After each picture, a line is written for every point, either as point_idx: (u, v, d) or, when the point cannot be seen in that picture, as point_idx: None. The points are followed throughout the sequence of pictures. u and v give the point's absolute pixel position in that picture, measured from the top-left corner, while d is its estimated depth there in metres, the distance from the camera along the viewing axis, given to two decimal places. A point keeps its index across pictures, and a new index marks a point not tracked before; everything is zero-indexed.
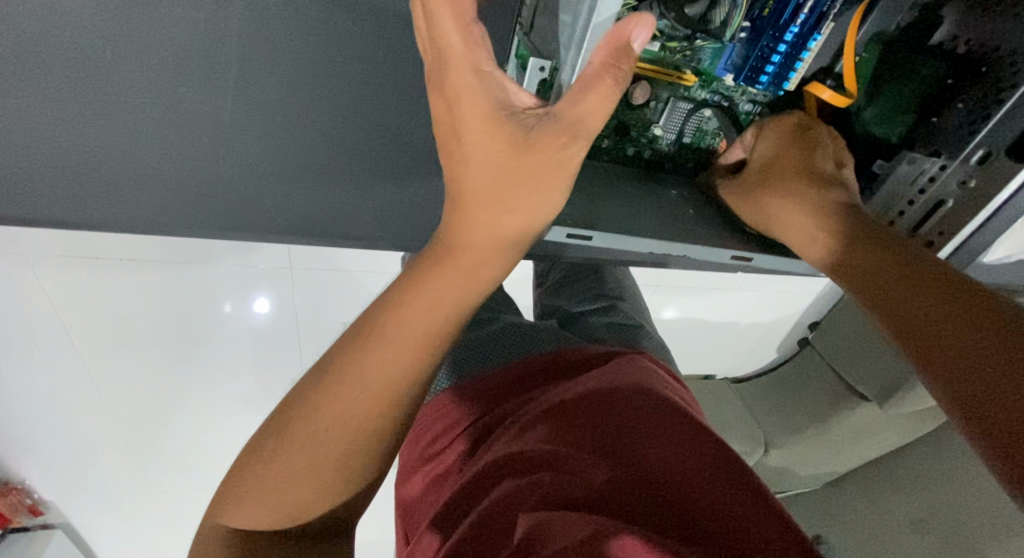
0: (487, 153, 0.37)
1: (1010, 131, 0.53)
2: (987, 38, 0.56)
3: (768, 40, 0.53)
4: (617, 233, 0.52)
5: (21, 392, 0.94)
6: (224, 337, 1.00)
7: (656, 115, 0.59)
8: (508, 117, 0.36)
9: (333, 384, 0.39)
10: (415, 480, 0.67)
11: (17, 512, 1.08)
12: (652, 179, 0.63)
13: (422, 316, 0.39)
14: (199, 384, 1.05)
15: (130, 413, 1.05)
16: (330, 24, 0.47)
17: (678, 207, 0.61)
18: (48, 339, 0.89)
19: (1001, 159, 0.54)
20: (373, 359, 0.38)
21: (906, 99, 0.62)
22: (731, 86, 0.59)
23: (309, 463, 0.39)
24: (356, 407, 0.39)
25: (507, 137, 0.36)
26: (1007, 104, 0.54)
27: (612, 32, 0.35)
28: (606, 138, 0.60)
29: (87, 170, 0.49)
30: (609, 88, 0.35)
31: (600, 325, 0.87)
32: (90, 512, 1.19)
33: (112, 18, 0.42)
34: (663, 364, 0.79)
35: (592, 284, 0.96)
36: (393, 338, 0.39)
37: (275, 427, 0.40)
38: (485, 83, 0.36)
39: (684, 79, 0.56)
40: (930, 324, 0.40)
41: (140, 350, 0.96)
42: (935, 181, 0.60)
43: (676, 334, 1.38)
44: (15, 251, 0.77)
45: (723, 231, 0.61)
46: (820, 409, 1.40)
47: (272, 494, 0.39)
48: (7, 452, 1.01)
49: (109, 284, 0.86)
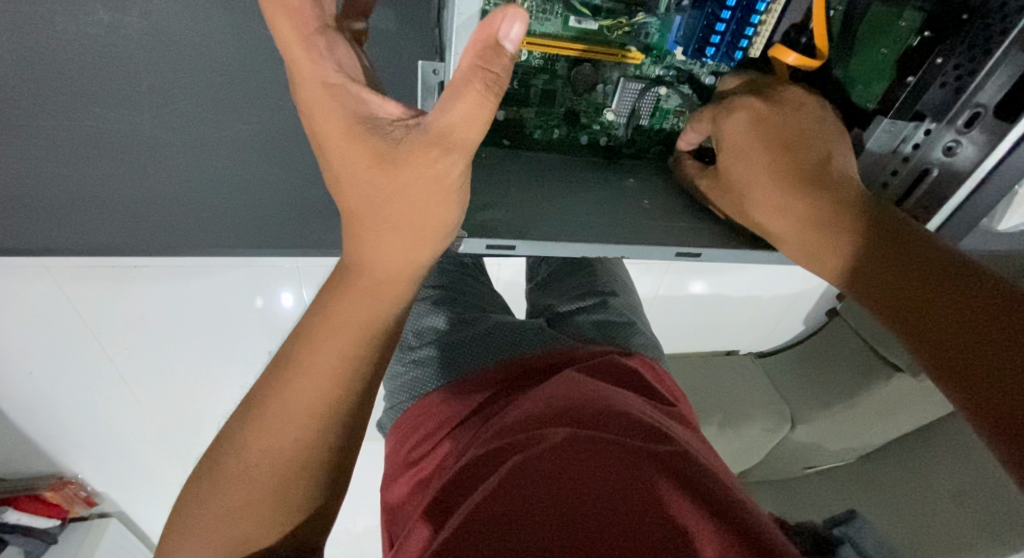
0: (356, 166, 0.36)
1: (999, 86, 0.47)
2: None
3: (712, 5, 0.48)
4: (544, 238, 0.46)
5: (54, 399, 0.96)
6: (251, 331, 0.97)
7: (607, 98, 0.55)
8: (371, 131, 0.36)
9: (261, 415, 0.38)
10: (397, 485, 0.64)
11: (74, 503, 1.15)
12: (614, 165, 0.59)
13: (336, 337, 0.38)
14: (225, 383, 1.04)
15: (163, 414, 1.06)
16: None
17: (635, 196, 0.56)
18: (81, 346, 0.90)
19: (990, 119, 0.48)
20: (293, 389, 0.38)
21: (881, 57, 0.55)
22: (686, 61, 0.54)
23: (244, 500, 0.37)
24: (282, 440, 0.37)
25: (371, 148, 0.35)
26: (994, 57, 0.47)
27: (476, 32, 0.31)
28: (556, 127, 0.57)
29: (103, 165, 0.61)
30: (481, 93, 0.32)
31: (590, 323, 0.83)
32: (138, 504, 1.25)
33: None
34: (654, 365, 0.75)
35: (584, 278, 0.92)
36: (308, 363, 0.38)
37: (211, 465, 0.39)
38: (338, 96, 0.36)
39: (631, 57, 0.51)
40: (942, 317, 0.36)
41: (169, 351, 0.95)
42: (919, 148, 0.54)
43: (691, 313, 1.33)
44: (41, 267, 0.78)
45: (693, 217, 0.56)
46: (849, 383, 1.34)
47: (208, 537, 0.37)
48: (60, 449, 1.06)
49: (135, 293, 0.86)
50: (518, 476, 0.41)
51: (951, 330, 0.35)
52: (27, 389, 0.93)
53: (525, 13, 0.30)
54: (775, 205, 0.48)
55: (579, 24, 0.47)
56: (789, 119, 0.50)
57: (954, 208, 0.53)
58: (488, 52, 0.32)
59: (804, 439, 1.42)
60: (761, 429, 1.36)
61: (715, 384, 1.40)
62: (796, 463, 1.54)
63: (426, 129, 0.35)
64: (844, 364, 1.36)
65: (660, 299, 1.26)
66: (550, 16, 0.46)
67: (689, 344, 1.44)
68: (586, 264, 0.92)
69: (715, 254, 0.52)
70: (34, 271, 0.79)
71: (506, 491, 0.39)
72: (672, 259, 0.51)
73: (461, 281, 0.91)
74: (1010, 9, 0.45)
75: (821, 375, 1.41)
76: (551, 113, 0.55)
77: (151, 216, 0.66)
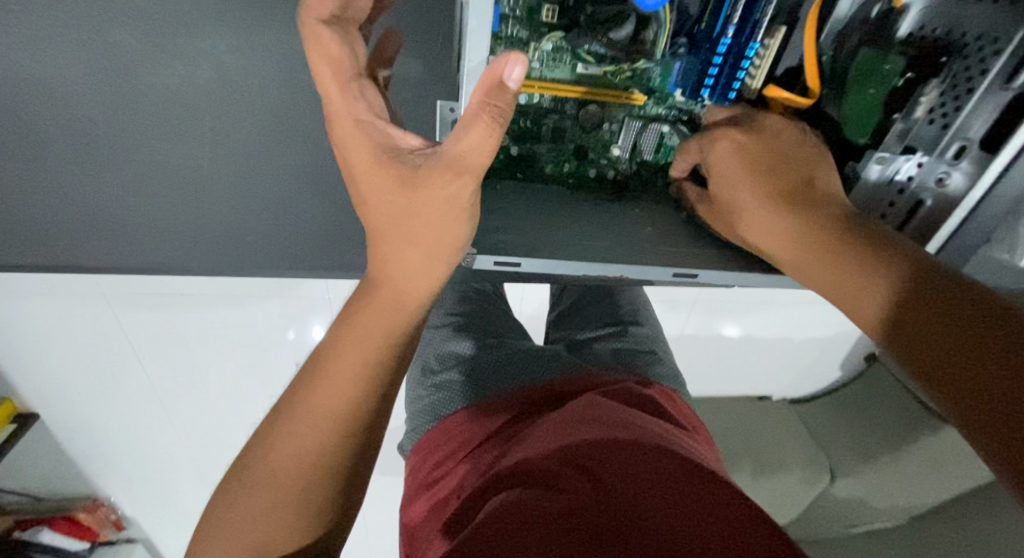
0: (382, 192, 0.42)
1: (983, 121, 0.49)
2: (952, 25, 0.51)
3: (705, 52, 0.53)
4: (550, 259, 0.51)
5: (96, 419, 1.04)
6: (282, 363, 1.01)
7: (613, 135, 0.58)
8: (394, 160, 0.41)
9: (287, 423, 0.42)
10: (416, 505, 0.65)
11: (105, 526, 1.21)
12: (620, 195, 0.62)
13: (358, 345, 0.42)
14: (255, 411, 1.09)
15: (193, 439, 1.12)
16: None
17: (639, 224, 0.59)
18: (125, 369, 0.97)
19: (976, 151, 0.50)
20: (318, 393, 0.42)
21: (869, 96, 0.56)
22: (688, 101, 0.57)
23: (271, 501, 0.40)
24: (308, 441, 0.41)
25: (395, 176, 0.41)
26: (976, 94, 0.49)
27: (487, 71, 0.37)
28: (566, 161, 0.60)
29: (178, 195, 0.72)
30: (490, 125, 0.37)
31: (610, 350, 0.84)
32: (162, 530, 1.30)
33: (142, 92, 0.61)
34: (674, 397, 0.75)
35: (609, 307, 0.94)
36: (331, 368, 0.42)
37: (240, 470, 0.42)
38: (366, 130, 0.42)
39: (633, 98, 0.54)
40: (930, 339, 0.37)
41: (204, 378, 1.01)
42: (912, 179, 0.55)
43: (721, 352, 1.31)
44: (98, 298, 0.85)
45: (696, 243, 0.58)
46: (892, 435, 1.30)
47: (238, 536, 0.40)
48: (98, 470, 1.13)
49: (173, 327, 0.91)
50: (529, 498, 0.43)
51: (944, 342, 0.36)
52: (75, 409, 1.02)
53: (525, 59, 0.35)
54: (772, 228, 0.50)
55: (585, 69, 0.51)
56: (777, 145, 0.52)
57: (948, 234, 0.53)
58: (495, 89, 0.37)
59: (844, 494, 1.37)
60: (797, 479, 1.31)
61: (743, 426, 1.36)
62: (835, 518, 1.46)
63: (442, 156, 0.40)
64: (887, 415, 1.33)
65: (688, 337, 1.26)
66: (560, 63, 0.51)
67: (719, 386, 1.42)
68: (608, 294, 0.94)
69: (711, 275, 0.54)
70: (92, 301, 0.86)
71: (515, 511, 0.41)
72: (671, 279, 0.54)
73: (485, 308, 0.95)
74: (990, 51, 0.48)
75: (863, 427, 1.36)
76: (561, 148, 0.58)
77: (207, 244, 0.76)
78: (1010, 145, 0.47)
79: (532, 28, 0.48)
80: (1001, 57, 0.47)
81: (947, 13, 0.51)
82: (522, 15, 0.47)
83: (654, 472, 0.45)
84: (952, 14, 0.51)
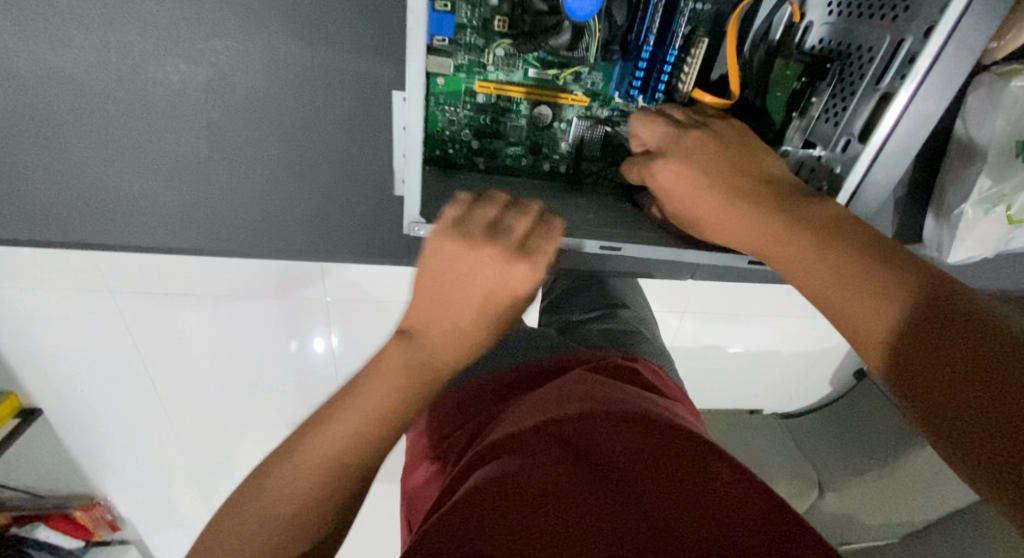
0: (451, 297, 0.52)
1: (860, 117, 0.51)
2: (841, 39, 0.54)
3: (632, 59, 0.59)
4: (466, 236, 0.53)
5: (95, 415, 1.11)
6: (273, 367, 1.06)
7: (564, 133, 0.65)
8: (468, 273, 0.52)
9: (318, 432, 0.47)
10: (417, 472, 0.69)
11: (99, 525, 1.29)
12: (573, 187, 0.68)
13: (392, 386, 0.49)
14: (247, 412, 1.15)
15: (188, 437, 1.19)
16: (279, 77, 0.67)
17: (584, 212, 0.64)
18: (126, 368, 1.04)
19: (857, 143, 0.51)
20: (351, 412, 0.48)
21: (776, 100, 0.57)
22: (627, 103, 0.62)
23: (303, 491, 0.45)
24: (337, 446, 0.46)
25: (468, 282, 0.52)
26: (855, 94, 0.51)
27: (548, 226, 0.55)
28: (524, 156, 0.66)
29: None
30: (534, 261, 0.53)
31: (598, 332, 0.90)
32: (156, 529, 1.37)
33: (128, 99, 0.67)
34: (658, 369, 0.78)
35: (593, 295, 1.00)
36: (368, 399, 0.48)
37: (270, 468, 0.47)
38: (449, 254, 0.53)
39: (576, 98, 0.61)
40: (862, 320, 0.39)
41: (199, 377, 1.08)
42: (812, 171, 0.56)
43: (701, 363, 1.36)
44: (105, 306, 0.93)
45: (637, 227, 0.64)
46: (882, 452, 1.33)
47: (270, 521, 0.44)
48: (98, 466, 1.21)
49: (173, 333, 0.99)
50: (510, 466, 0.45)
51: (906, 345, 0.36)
52: (78, 405, 1.09)
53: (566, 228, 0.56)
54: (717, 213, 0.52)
55: (534, 74, 0.59)
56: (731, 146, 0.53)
57: None
58: (550, 236, 0.55)
59: (832, 506, 1.40)
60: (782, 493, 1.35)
61: (731, 439, 1.40)
62: (829, 530, 1.48)
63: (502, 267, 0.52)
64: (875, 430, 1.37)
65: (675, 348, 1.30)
66: (515, 68, 0.59)
67: (700, 393, 1.46)
68: (598, 282, 1.00)
69: (636, 248, 0.59)
70: (101, 309, 0.93)
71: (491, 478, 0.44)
72: (599, 252, 0.59)
73: None
74: (868, 57, 0.51)
75: (852, 443, 1.40)
76: (518, 144, 0.65)
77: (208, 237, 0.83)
78: (875, 135, 0.48)
79: (487, 36, 0.56)
80: (875, 62, 0.50)
81: (839, 29, 0.54)
82: (477, 25, 0.55)
83: (626, 445, 0.48)
84: (842, 29, 0.54)
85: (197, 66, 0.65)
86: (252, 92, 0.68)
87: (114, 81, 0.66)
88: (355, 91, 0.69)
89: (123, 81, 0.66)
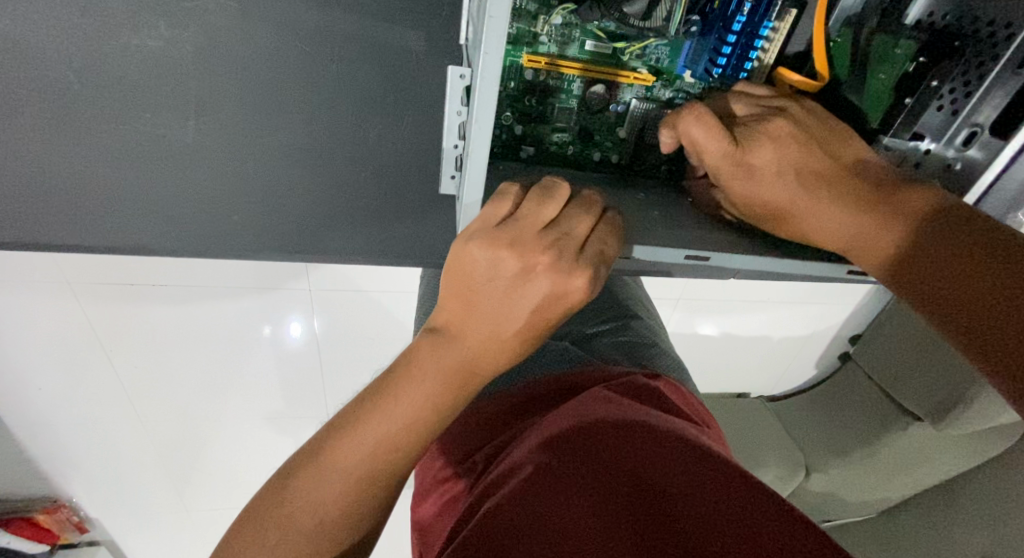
0: (492, 308, 0.41)
1: (989, 108, 0.54)
2: (962, 12, 0.54)
3: (718, 32, 0.52)
4: None
5: (57, 412, 0.99)
6: (256, 355, 0.97)
7: (620, 117, 0.58)
8: (514, 282, 0.40)
9: (346, 435, 0.40)
10: (429, 501, 0.58)
11: (65, 528, 1.18)
12: (624, 181, 0.61)
13: (427, 403, 0.41)
14: (228, 405, 1.05)
15: (162, 434, 1.08)
16: (279, 42, 0.57)
17: (642, 207, 0.57)
18: (91, 360, 0.92)
19: (987, 136, 0.55)
20: (383, 421, 0.40)
21: (880, 83, 0.57)
22: (695, 84, 0.56)
23: (331, 499, 0.39)
24: (371, 456, 0.39)
25: (511, 294, 0.41)
26: (989, 78, 0.53)
27: (606, 225, 0.44)
28: (570, 144, 0.59)
29: None
30: (596, 274, 0.42)
31: (615, 345, 0.82)
32: (126, 532, 1.26)
33: (95, 64, 0.56)
34: (681, 389, 0.71)
35: (605, 303, 0.92)
36: (402, 411, 0.40)
37: (293, 466, 0.40)
38: (490, 257, 0.40)
39: (640, 78, 0.53)
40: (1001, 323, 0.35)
41: (173, 369, 0.97)
42: (921, 164, 0.59)
43: (705, 351, 1.31)
44: (56, 279, 0.79)
45: (700, 225, 0.57)
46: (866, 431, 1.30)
47: (294, 531, 0.38)
48: (60, 468, 1.08)
49: (140, 318, 0.87)
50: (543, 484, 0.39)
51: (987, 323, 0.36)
52: (38, 402, 0.97)
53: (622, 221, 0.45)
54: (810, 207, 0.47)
55: (593, 47, 0.51)
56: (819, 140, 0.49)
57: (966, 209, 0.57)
58: (605, 234, 0.44)
59: (819, 488, 1.37)
60: (773, 476, 1.32)
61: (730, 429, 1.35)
62: (815, 515, 1.48)
63: (555, 285, 0.40)
64: (857, 412, 1.33)
65: (677, 335, 1.25)
66: (570, 41, 0.50)
67: (702, 382, 1.42)
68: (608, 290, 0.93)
69: (723, 258, 0.52)
70: (51, 285, 0.80)
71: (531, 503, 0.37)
72: (683, 262, 0.52)
73: None
74: (1000, 37, 0.52)
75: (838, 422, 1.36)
76: (565, 129, 0.57)
77: None
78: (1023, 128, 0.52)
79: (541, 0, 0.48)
80: (1014, 42, 0.51)
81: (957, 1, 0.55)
82: None
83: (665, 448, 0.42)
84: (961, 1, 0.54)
85: (181, 29, 0.55)
86: (249, 57, 0.57)
87: (77, 40, 0.55)
88: (372, 62, 0.59)
89: (86, 39, 0.55)
